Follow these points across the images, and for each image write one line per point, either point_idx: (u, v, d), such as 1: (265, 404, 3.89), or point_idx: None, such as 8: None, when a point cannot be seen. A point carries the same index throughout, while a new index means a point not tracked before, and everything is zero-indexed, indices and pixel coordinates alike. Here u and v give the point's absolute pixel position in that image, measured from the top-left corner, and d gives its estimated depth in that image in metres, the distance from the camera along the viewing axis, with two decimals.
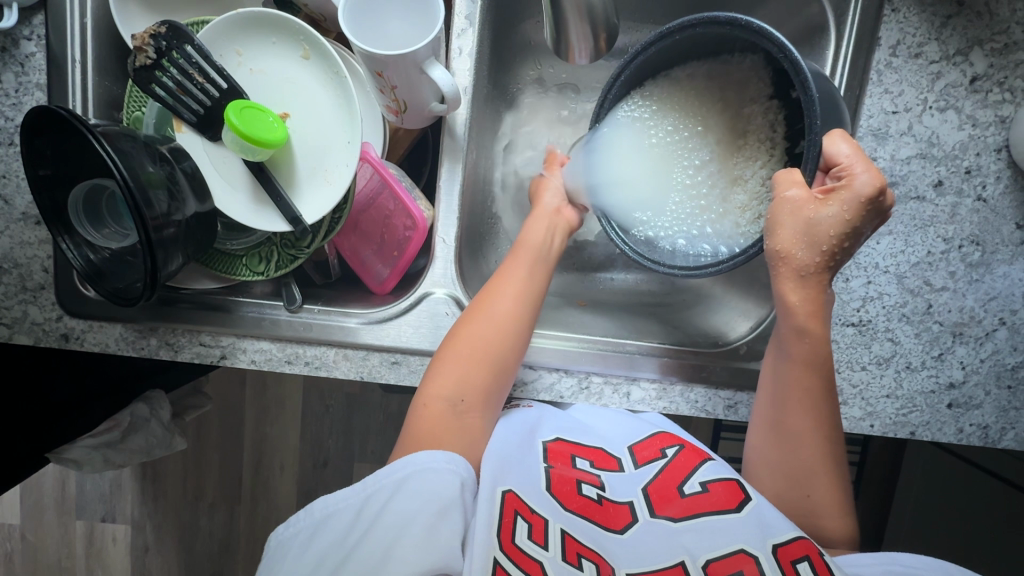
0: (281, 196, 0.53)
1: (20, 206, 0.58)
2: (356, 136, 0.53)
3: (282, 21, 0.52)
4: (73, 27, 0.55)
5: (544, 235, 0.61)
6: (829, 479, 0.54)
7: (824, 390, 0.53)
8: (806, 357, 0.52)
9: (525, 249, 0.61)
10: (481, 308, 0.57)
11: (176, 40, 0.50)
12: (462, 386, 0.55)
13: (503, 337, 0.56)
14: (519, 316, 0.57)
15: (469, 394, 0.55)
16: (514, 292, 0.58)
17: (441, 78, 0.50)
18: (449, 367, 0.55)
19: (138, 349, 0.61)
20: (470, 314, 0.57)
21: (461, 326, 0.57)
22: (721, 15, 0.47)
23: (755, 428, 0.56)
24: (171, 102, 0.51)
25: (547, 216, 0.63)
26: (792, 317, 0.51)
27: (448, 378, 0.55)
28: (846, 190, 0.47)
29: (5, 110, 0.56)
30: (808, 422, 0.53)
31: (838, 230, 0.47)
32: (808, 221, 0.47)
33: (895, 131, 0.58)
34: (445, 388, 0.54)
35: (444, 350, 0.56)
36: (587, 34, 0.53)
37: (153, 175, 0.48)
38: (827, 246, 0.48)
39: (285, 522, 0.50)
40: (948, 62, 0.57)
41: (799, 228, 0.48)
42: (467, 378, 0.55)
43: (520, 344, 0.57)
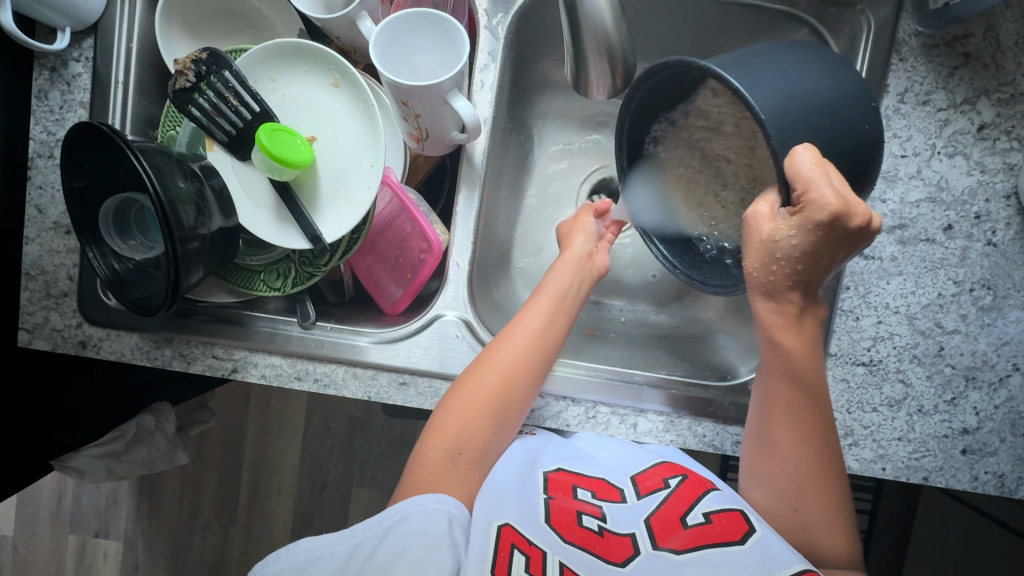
0: (302, 214, 0.55)
1: (52, 216, 0.61)
2: (379, 161, 0.55)
3: (315, 51, 0.54)
4: (119, 51, 0.59)
5: (566, 286, 0.61)
6: (827, 502, 0.53)
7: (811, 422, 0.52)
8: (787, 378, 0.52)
9: (545, 299, 0.59)
10: (491, 354, 0.56)
11: (215, 66, 0.52)
12: (462, 437, 0.54)
13: (510, 388, 0.55)
14: (529, 368, 0.56)
15: (468, 446, 0.54)
16: (527, 342, 0.57)
17: (463, 108, 0.53)
18: (453, 416, 0.55)
19: (152, 359, 0.62)
20: (479, 361, 0.57)
21: (471, 370, 0.56)
22: (673, 60, 0.47)
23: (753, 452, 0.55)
24: (205, 123, 0.53)
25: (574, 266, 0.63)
26: (763, 328, 0.50)
27: (449, 426, 0.54)
28: (800, 212, 0.43)
29: (48, 125, 0.60)
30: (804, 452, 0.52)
31: (785, 252, 0.45)
32: (757, 242, 0.46)
33: (904, 174, 0.59)
34: (444, 438, 0.54)
35: (449, 398, 0.56)
36: (606, 77, 0.55)
37: (183, 190, 0.50)
38: (780, 268, 0.46)
39: (263, 562, 0.49)
40: (955, 110, 0.59)
41: (753, 245, 0.47)
42: (472, 429, 0.54)
43: (530, 390, 0.57)
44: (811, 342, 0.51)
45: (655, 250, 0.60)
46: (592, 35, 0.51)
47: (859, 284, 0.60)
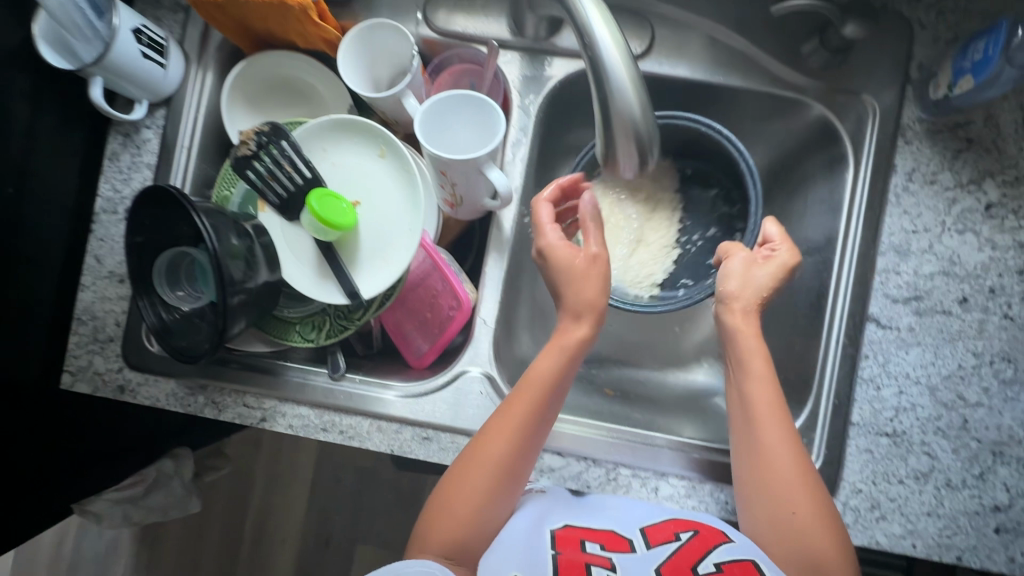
0: (342, 271, 0.59)
1: (108, 265, 0.65)
2: (418, 225, 0.59)
3: (366, 126, 0.60)
4: (187, 120, 0.65)
5: (560, 360, 0.57)
6: (829, 531, 0.50)
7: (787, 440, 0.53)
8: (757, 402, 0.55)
9: (536, 371, 0.57)
10: (482, 441, 0.55)
11: (275, 137, 0.58)
12: (462, 539, 0.52)
13: (506, 480, 0.54)
14: (522, 458, 0.55)
15: (468, 548, 0.52)
16: (515, 424, 0.55)
17: (497, 178, 0.57)
18: (453, 518, 0.52)
19: (185, 405, 0.64)
20: (473, 454, 0.55)
21: (464, 459, 0.55)
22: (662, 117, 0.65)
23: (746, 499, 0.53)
24: (261, 186, 0.58)
25: (576, 306, 0.58)
26: (734, 340, 0.57)
27: (449, 527, 0.52)
28: (776, 256, 0.58)
29: (116, 184, 0.65)
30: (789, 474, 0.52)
31: (765, 289, 0.57)
32: (745, 274, 0.58)
33: (917, 248, 0.62)
34: (444, 542, 0.52)
35: (445, 497, 0.53)
36: (635, 155, 0.47)
37: (235, 247, 0.54)
38: (756, 296, 0.57)
39: None
40: (962, 189, 0.62)
41: (734, 275, 0.58)
42: (464, 521, 0.52)
43: (522, 479, 0.56)
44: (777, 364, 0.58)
45: None
46: (619, 123, 0.44)
47: (878, 352, 0.61)
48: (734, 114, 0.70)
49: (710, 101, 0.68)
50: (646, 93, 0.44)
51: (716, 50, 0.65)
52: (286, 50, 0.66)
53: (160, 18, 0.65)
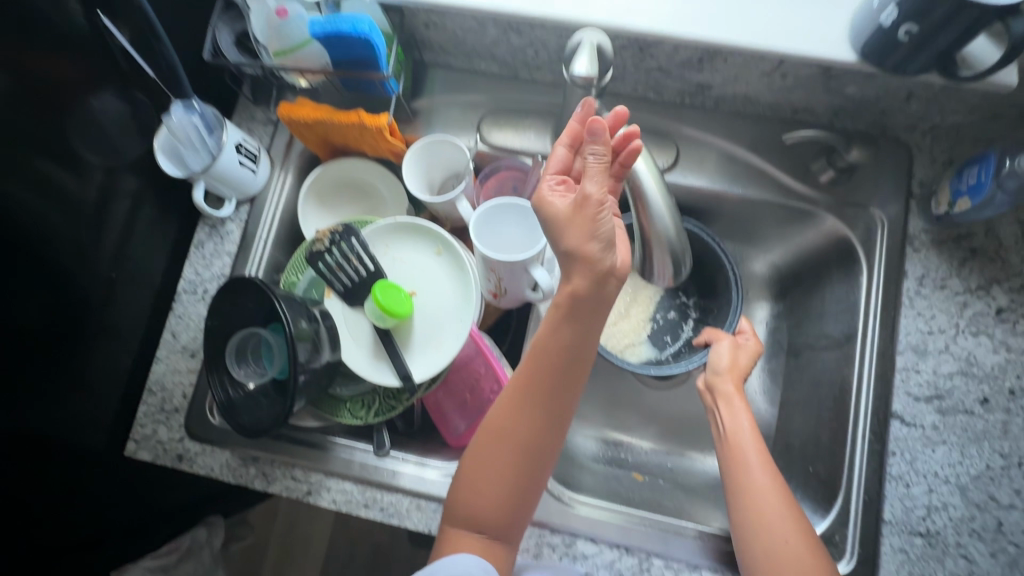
0: (397, 355, 0.64)
1: (183, 340, 0.72)
2: (468, 316, 0.65)
3: (427, 227, 0.68)
4: (267, 215, 0.74)
5: (568, 336, 0.53)
6: None
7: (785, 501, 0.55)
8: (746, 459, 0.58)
9: (546, 347, 0.54)
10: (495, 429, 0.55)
11: (346, 234, 0.66)
12: (490, 513, 0.54)
13: (530, 458, 0.55)
14: (545, 438, 0.55)
15: (499, 520, 0.54)
16: (526, 401, 0.55)
17: (540, 275, 0.63)
18: (482, 491, 0.54)
19: (237, 476, 0.68)
20: (493, 432, 0.55)
21: (481, 445, 0.56)
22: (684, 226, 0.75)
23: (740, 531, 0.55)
24: (329, 276, 0.65)
25: (589, 287, 0.51)
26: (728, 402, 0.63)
27: (477, 503, 0.54)
28: (751, 340, 0.69)
29: (198, 268, 0.73)
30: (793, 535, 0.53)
31: (747, 371, 0.66)
32: (732, 349, 0.67)
33: (933, 348, 0.65)
34: (474, 515, 0.54)
35: (470, 474, 0.55)
36: (668, 265, 0.53)
37: (304, 330, 0.60)
38: (743, 371, 0.66)
39: None
40: (972, 294, 0.66)
41: (722, 352, 0.67)
42: (488, 503, 0.54)
43: (549, 457, 0.56)
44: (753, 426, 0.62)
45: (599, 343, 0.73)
46: (656, 240, 0.51)
47: (904, 450, 0.63)
48: (751, 218, 0.78)
49: (730, 207, 0.76)
50: (679, 218, 0.51)
51: (734, 165, 0.73)
52: (359, 156, 0.77)
53: (253, 129, 0.77)
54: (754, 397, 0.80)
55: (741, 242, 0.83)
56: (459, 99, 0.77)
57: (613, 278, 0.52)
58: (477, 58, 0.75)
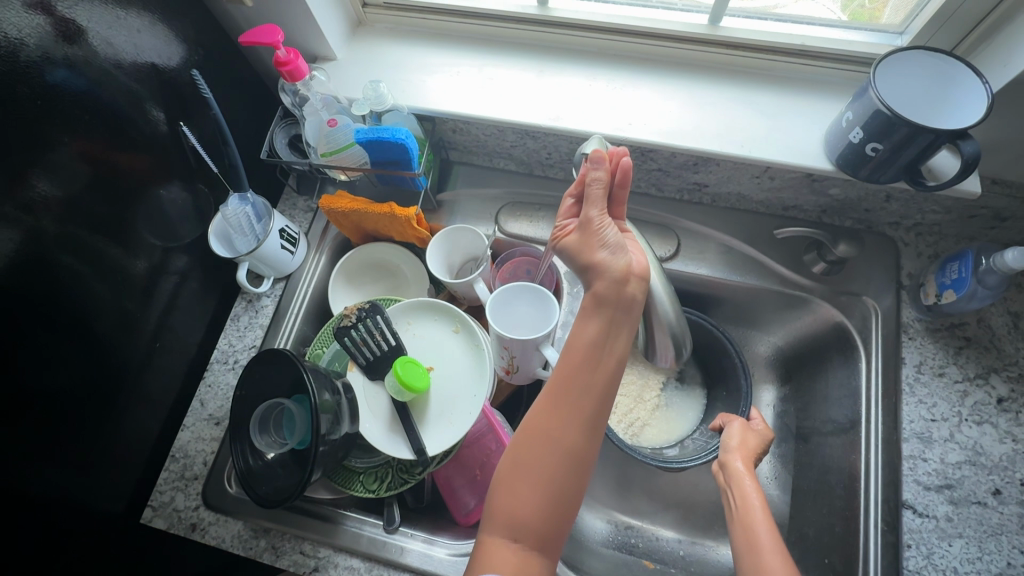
0: (411, 428, 0.67)
1: (210, 409, 0.76)
2: (481, 392, 0.68)
3: (446, 306, 0.73)
4: (300, 292, 0.81)
5: (600, 330, 0.55)
6: None
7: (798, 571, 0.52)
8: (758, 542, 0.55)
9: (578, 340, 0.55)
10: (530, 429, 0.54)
11: (371, 312, 0.71)
12: (532, 522, 0.51)
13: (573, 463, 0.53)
14: (585, 443, 0.54)
15: (540, 531, 0.51)
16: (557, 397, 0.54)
17: (550, 354, 0.67)
18: (523, 497, 0.51)
19: (246, 548, 0.68)
20: (535, 433, 0.53)
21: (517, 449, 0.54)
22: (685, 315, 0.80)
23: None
24: (353, 350, 0.70)
25: (612, 288, 0.54)
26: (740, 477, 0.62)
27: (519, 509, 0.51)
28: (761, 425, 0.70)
29: (233, 340, 0.80)
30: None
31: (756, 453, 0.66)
32: (744, 430, 0.68)
33: (938, 436, 0.66)
34: (516, 523, 0.51)
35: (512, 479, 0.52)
36: (669, 348, 0.58)
37: (327, 401, 0.64)
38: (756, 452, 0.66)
39: None
40: (971, 382, 0.68)
41: (735, 433, 0.68)
42: (531, 509, 0.51)
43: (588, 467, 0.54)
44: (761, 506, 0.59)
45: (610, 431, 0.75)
46: (658, 325, 0.56)
47: (920, 542, 0.62)
48: (752, 303, 0.82)
49: (730, 293, 0.81)
50: (680, 308, 0.57)
51: (731, 255, 0.79)
52: (388, 241, 0.85)
53: (294, 216, 0.86)
54: (765, 482, 0.80)
55: (742, 325, 0.87)
56: (480, 192, 0.86)
57: (632, 279, 0.55)
58: (496, 158, 0.85)
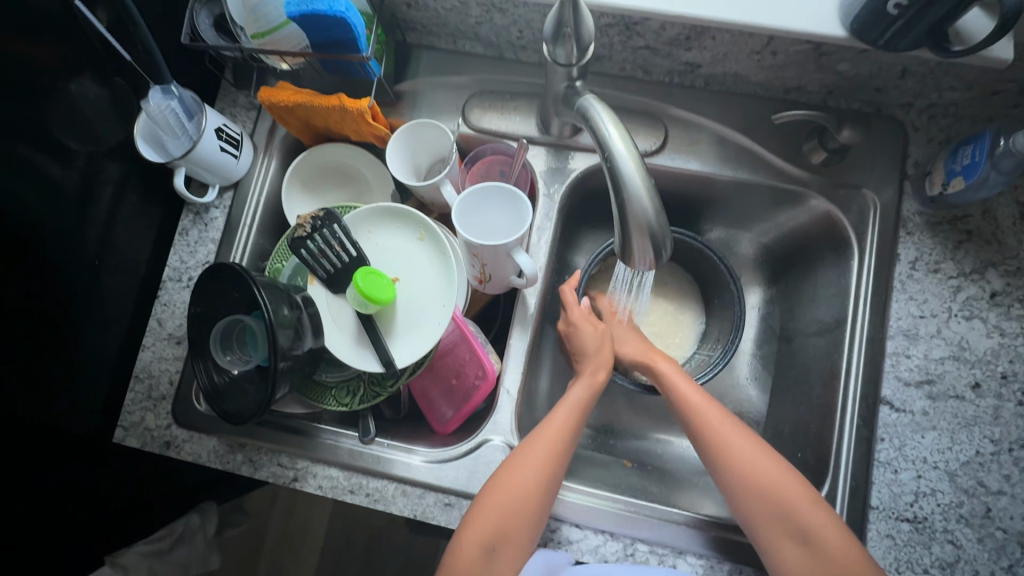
0: (379, 342, 0.64)
1: (169, 328, 0.72)
2: (450, 302, 0.64)
3: (408, 212, 0.67)
4: (251, 201, 0.74)
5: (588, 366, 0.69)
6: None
7: (818, 508, 0.56)
8: (725, 433, 0.61)
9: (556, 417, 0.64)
10: (509, 469, 0.59)
11: (327, 220, 0.65)
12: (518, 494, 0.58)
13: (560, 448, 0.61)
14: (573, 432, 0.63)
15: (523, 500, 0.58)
16: (547, 447, 0.61)
17: (523, 261, 0.63)
18: (515, 474, 0.59)
19: (224, 462, 0.68)
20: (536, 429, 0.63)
21: (496, 477, 0.60)
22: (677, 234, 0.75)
23: (767, 532, 0.57)
24: (311, 263, 0.65)
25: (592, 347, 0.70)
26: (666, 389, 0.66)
27: (510, 481, 0.59)
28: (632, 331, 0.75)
29: (182, 256, 0.73)
30: (844, 544, 0.54)
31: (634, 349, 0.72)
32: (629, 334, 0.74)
33: (925, 333, 0.64)
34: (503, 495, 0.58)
35: (507, 464, 0.60)
36: (648, 249, 0.50)
37: (286, 317, 0.60)
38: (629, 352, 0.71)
39: None
40: (966, 278, 0.65)
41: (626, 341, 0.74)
42: (520, 483, 0.58)
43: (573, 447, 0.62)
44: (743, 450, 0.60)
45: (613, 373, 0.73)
46: (634, 222, 0.48)
47: (893, 436, 0.62)
48: (743, 202, 0.76)
49: (721, 191, 0.75)
50: (659, 199, 0.48)
51: (724, 147, 0.72)
52: (364, 151, 0.77)
53: (236, 114, 0.76)
54: (744, 383, 0.80)
55: (733, 227, 0.82)
56: (445, 81, 0.76)
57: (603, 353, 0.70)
58: (461, 38, 0.74)
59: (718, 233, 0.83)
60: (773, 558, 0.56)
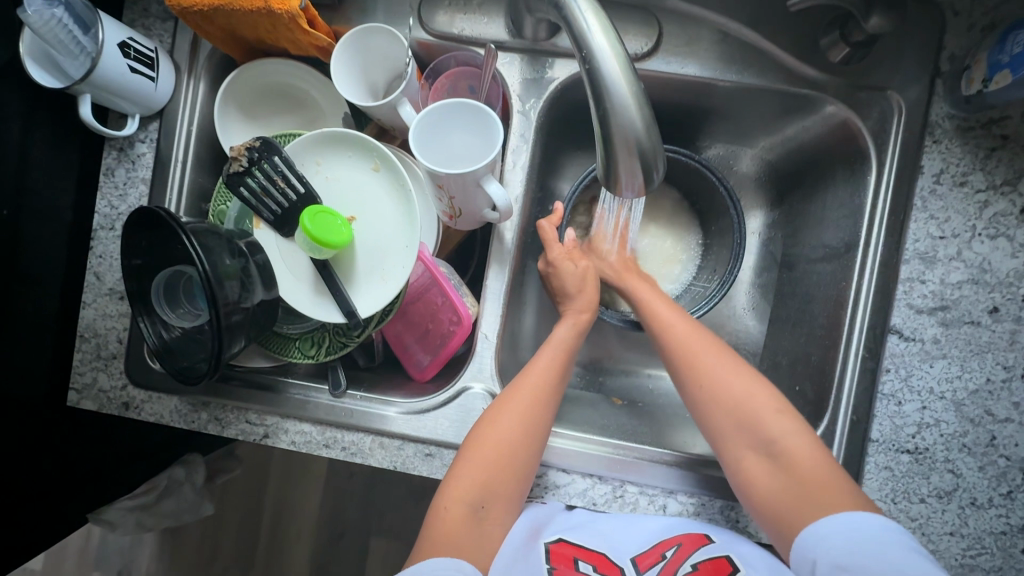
0: (338, 290, 0.57)
1: (109, 282, 0.64)
2: (414, 241, 0.57)
3: (360, 139, 0.58)
4: (181, 133, 0.64)
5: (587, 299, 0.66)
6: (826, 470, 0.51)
7: (782, 418, 0.53)
8: (695, 350, 0.59)
9: (541, 359, 0.60)
10: (493, 422, 0.56)
11: (267, 153, 0.56)
12: (507, 445, 0.55)
13: (545, 395, 0.58)
14: (558, 379, 0.59)
15: (511, 452, 0.55)
16: (532, 395, 0.57)
17: (495, 192, 0.54)
18: (501, 425, 0.56)
19: (189, 422, 0.64)
20: (518, 378, 0.59)
21: (479, 431, 0.56)
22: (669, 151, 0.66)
23: (730, 445, 0.54)
24: (253, 203, 0.56)
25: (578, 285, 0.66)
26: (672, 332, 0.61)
27: (496, 433, 0.55)
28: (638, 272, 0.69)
29: (112, 200, 0.64)
30: (808, 448, 0.52)
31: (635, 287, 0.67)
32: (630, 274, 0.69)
33: (943, 255, 0.58)
34: (490, 447, 0.55)
35: (491, 415, 0.57)
36: (637, 172, 0.42)
37: (230, 267, 0.52)
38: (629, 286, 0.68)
39: None
40: (995, 191, 0.58)
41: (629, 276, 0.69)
42: (506, 434, 0.55)
43: (558, 397, 0.59)
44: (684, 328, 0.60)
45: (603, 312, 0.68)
46: (621, 139, 0.39)
47: (900, 366, 0.58)
48: (746, 111, 0.68)
49: (721, 99, 0.66)
50: (649, 109, 0.39)
51: (727, 45, 0.62)
52: (311, 68, 0.66)
53: (150, 27, 0.64)
54: (741, 313, 0.76)
55: (735, 141, 0.75)
56: None
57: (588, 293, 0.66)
58: None
59: (719, 150, 0.76)
60: (735, 471, 0.54)
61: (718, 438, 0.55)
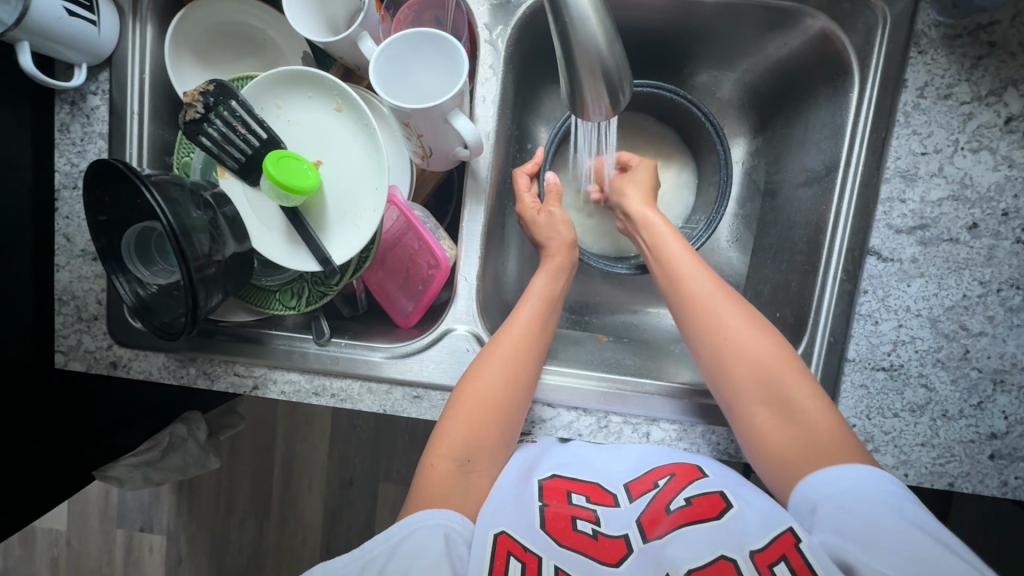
0: (312, 238, 0.57)
1: (80, 243, 0.63)
2: (383, 183, 0.56)
3: (319, 79, 0.55)
4: (133, 83, 0.62)
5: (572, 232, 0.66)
6: (823, 415, 0.53)
7: (801, 379, 0.53)
8: (703, 299, 0.57)
9: (522, 311, 0.61)
10: (476, 374, 0.57)
11: (223, 97, 0.54)
12: (491, 395, 0.56)
13: (527, 349, 0.58)
14: (539, 331, 0.60)
15: (496, 403, 0.56)
16: (515, 347, 0.58)
17: (464, 127, 0.53)
18: (486, 379, 0.57)
19: (178, 377, 0.65)
20: (499, 332, 0.59)
21: (463, 386, 0.57)
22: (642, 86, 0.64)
23: (747, 406, 0.54)
24: (215, 151, 0.55)
25: (549, 230, 0.65)
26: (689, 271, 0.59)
27: (481, 387, 0.56)
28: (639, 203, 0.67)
29: (71, 157, 0.63)
30: (811, 402, 0.53)
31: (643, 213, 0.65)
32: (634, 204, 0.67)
33: (925, 172, 0.57)
34: (476, 399, 0.56)
35: (476, 366, 0.58)
36: (603, 96, 0.41)
37: (197, 220, 0.51)
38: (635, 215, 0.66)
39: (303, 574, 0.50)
40: (980, 102, 0.56)
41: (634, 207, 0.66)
42: (491, 387, 0.56)
43: (541, 346, 0.60)
44: (743, 320, 0.56)
45: (583, 255, 0.69)
46: (583, 59, 0.38)
47: (877, 287, 0.58)
48: (726, 30, 0.66)
49: (702, 16, 0.64)
50: (612, 22, 0.37)
51: None
52: (268, 7, 0.63)
53: None
54: (725, 246, 0.76)
55: (717, 66, 0.72)
56: None
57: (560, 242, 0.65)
58: None
59: (703, 76, 0.74)
60: (747, 427, 0.54)
61: (731, 392, 0.55)
